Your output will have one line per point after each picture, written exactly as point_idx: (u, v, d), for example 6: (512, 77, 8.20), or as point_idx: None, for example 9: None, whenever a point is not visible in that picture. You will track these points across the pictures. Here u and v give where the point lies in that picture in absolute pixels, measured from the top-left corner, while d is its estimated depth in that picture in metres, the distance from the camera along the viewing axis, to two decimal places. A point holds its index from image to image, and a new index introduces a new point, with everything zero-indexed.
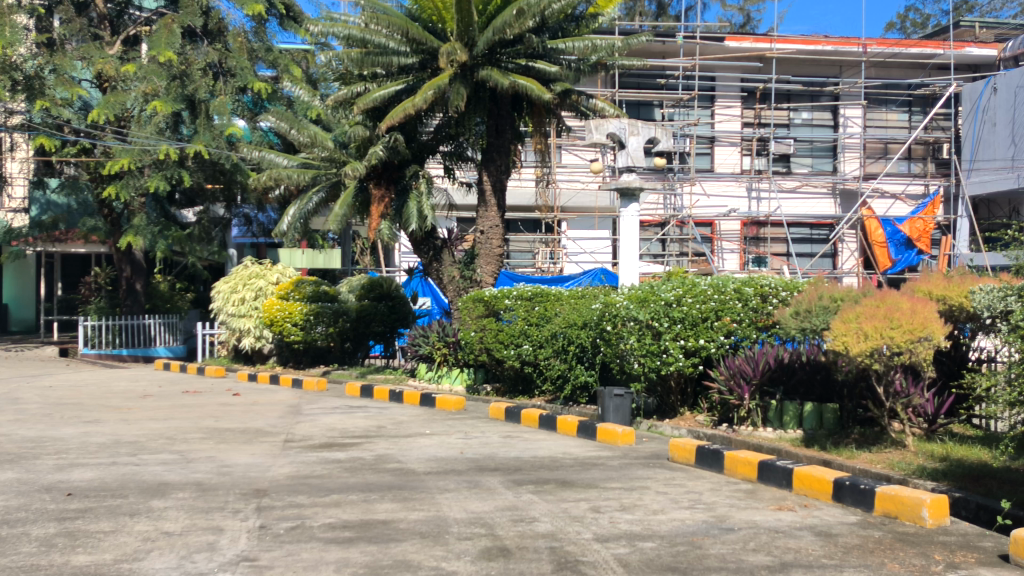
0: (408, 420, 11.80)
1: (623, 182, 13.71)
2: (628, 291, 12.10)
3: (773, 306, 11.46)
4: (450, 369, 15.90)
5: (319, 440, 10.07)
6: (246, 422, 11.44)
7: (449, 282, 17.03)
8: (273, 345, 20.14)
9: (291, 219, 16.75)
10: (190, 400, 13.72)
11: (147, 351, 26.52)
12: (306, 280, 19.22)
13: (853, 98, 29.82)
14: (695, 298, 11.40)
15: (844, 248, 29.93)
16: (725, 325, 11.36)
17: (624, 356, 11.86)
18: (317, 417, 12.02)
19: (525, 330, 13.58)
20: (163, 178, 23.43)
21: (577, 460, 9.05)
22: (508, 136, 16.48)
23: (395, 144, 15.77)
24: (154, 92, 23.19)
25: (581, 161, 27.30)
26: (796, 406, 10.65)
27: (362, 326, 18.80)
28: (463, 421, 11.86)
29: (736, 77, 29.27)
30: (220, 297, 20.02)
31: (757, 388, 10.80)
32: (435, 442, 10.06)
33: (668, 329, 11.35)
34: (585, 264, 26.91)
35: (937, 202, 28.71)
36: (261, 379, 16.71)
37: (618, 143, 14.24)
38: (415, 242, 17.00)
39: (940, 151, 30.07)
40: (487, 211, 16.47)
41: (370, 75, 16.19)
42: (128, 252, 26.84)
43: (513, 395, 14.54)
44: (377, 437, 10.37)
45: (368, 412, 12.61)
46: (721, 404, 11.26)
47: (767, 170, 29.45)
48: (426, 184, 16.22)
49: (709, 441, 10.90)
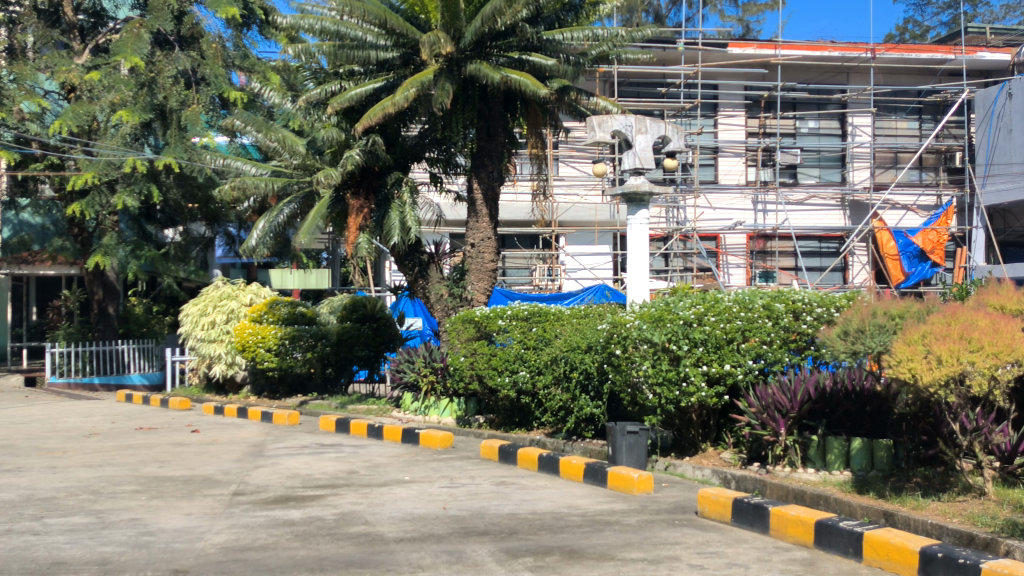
0: (385, 462, 10.13)
1: (631, 186, 12.10)
2: (639, 309, 10.47)
3: (808, 324, 9.98)
4: (438, 399, 14.23)
5: (273, 493, 8.38)
6: (195, 468, 9.76)
7: (436, 301, 15.31)
8: (247, 372, 18.45)
9: (261, 232, 15.04)
10: (140, 440, 12.04)
11: (120, 378, 24.80)
12: (280, 301, 17.68)
13: (861, 105, 28.26)
14: (719, 317, 9.86)
15: (854, 262, 28.23)
16: (753, 348, 9.81)
17: (637, 385, 10.20)
18: (280, 460, 10.34)
19: (520, 355, 11.90)
20: (131, 193, 21.90)
21: (586, 518, 7.36)
22: (501, 139, 14.97)
23: (374, 147, 14.21)
24: (122, 101, 21.69)
25: (581, 173, 25.68)
26: (843, 441, 9.03)
27: (345, 349, 17.05)
28: (450, 463, 10.18)
29: (739, 85, 27.71)
30: (189, 320, 18.29)
31: (795, 421, 9.19)
32: (414, 493, 8.39)
33: (687, 353, 9.78)
34: (585, 281, 25.33)
35: (950, 212, 27.40)
36: (228, 413, 15.01)
37: (624, 143, 12.59)
38: (398, 256, 15.35)
39: (952, 160, 28.44)
40: (477, 222, 14.86)
41: (346, 73, 14.63)
42: (99, 274, 25.15)
43: (509, 428, 12.85)
44: (344, 486, 8.69)
45: (341, 452, 10.92)
46: (752, 440, 9.67)
47: (773, 182, 27.91)
48: (409, 193, 14.62)
49: (738, 484, 9.29)
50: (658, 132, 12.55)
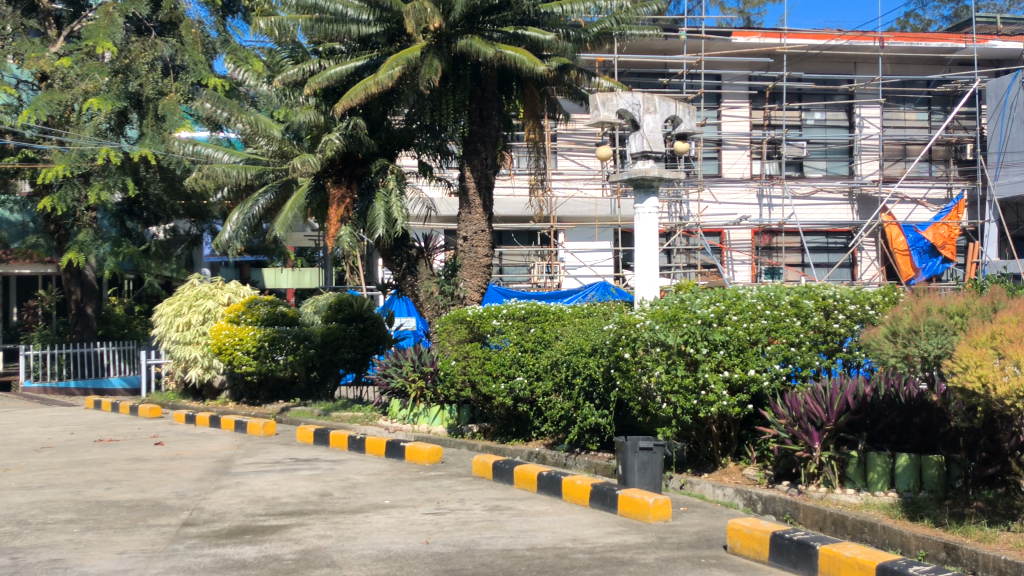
0: (364, 482, 8.94)
1: (637, 171, 10.92)
2: (649, 308, 9.30)
3: (839, 322, 9.03)
4: (428, 406, 13.04)
5: (228, 524, 7.18)
6: (146, 491, 8.56)
7: (426, 299, 14.18)
8: (225, 377, 17.24)
9: (234, 224, 13.91)
10: (95, 454, 10.85)
11: (98, 382, 23.33)
12: (259, 300, 16.43)
13: (869, 96, 27.08)
14: (741, 315, 8.79)
15: (862, 258, 27.05)
16: (779, 350, 8.77)
17: (648, 393, 9.04)
18: (245, 480, 9.14)
19: (517, 359, 10.75)
20: (106, 186, 20.80)
21: (595, 555, 6.20)
22: (495, 124, 13.82)
23: (356, 130, 13.04)
24: (96, 90, 20.51)
25: (580, 167, 24.49)
26: (887, 457, 7.88)
27: (330, 351, 15.88)
28: (437, 482, 8.98)
29: (743, 75, 26.52)
30: (162, 321, 17.05)
31: (832, 433, 8.07)
32: (393, 523, 7.20)
33: (706, 357, 8.65)
34: (585, 279, 24.17)
35: (960, 206, 26.15)
36: (199, 423, 13.82)
37: (629, 124, 11.39)
38: (385, 251, 14.16)
39: (964, 152, 27.23)
40: (470, 213, 13.65)
41: (326, 51, 13.52)
42: (77, 273, 23.92)
43: (505, 438, 11.67)
44: (313, 514, 7.49)
45: (316, 469, 9.73)
46: (781, 456, 8.56)
47: (778, 175, 26.66)
48: (396, 181, 13.43)
49: (767, 506, 8.17)
50: (667, 113, 11.35)
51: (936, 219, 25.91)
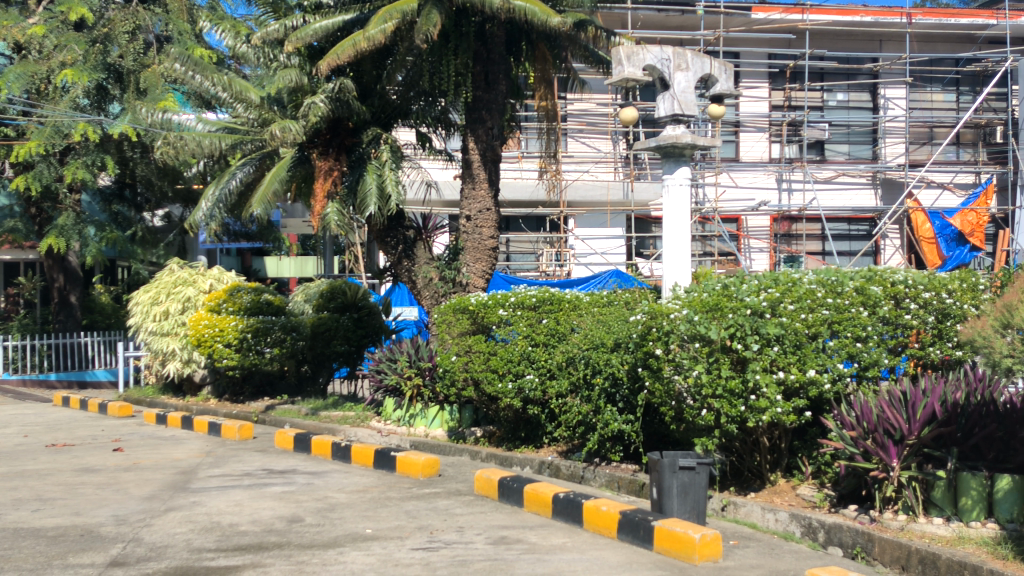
0: (347, 502, 7.48)
1: (668, 137, 9.40)
2: (683, 296, 7.79)
3: (911, 313, 7.63)
4: (426, 407, 11.55)
5: (164, 565, 5.72)
6: (81, 514, 7.10)
7: (423, 286, 12.66)
8: (207, 372, 15.85)
9: (210, 202, 12.68)
10: (41, 464, 9.39)
11: (81, 374, 21.91)
12: (242, 288, 14.98)
13: (895, 76, 25.25)
14: (798, 304, 7.32)
15: (886, 246, 25.38)
16: (841, 346, 7.31)
17: (683, 397, 7.52)
18: (205, 498, 7.68)
19: (527, 354, 9.28)
20: (84, 165, 19.41)
21: None
22: (502, 88, 12.29)
23: (343, 94, 11.62)
24: (72, 60, 19.10)
25: (592, 150, 22.91)
26: (983, 479, 6.39)
27: (321, 344, 14.43)
28: (430, 503, 7.48)
29: (763, 52, 24.82)
30: (138, 310, 15.65)
31: (914, 449, 6.60)
32: (371, 564, 5.72)
33: (756, 355, 7.17)
34: (597, 267, 22.70)
35: (991, 190, 24.02)
36: (171, 423, 12.39)
37: (658, 84, 9.82)
38: (378, 233, 12.74)
39: (994, 135, 25.38)
40: (474, 189, 12.16)
41: (312, 6, 12.11)
42: (60, 259, 22.34)
43: (513, 446, 10.15)
44: (274, 550, 6.03)
45: (290, 484, 8.27)
46: (848, 475, 7.06)
47: (798, 159, 25.04)
48: (389, 152, 11.94)
49: (834, 537, 6.67)
50: (700, 71, 9.74)
51: (964, 206, 23.97)
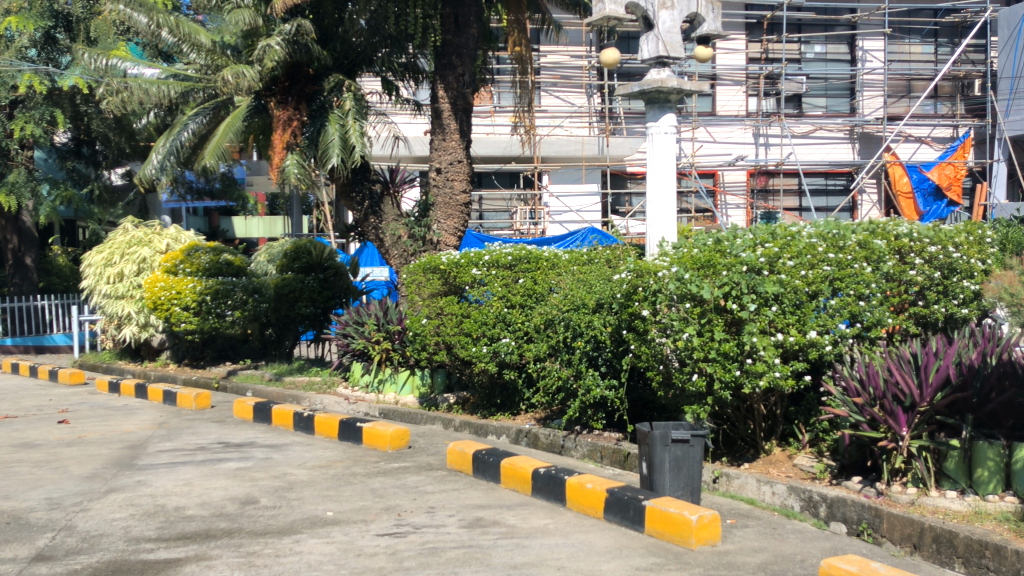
0: (308, 479, 6.84)
1: (651, 81, 8.66)
2: (671, 252, 7.16)
3: (917, 268, 7.08)
4: (395, 372, 10.88)
5: (96, 559, 5.06)
6: (11, 497, 6.41)
7: (392, 245, 11.97)
8: (164, 336, 15.11)
9: (161, 154, 12.16)
10: None
11: (39, 339, 20.95)
12: (201, 248, 14.31)
13: (873, 27, 24.52)
14: (798, 260, 6.72)
15: (862, 202, 24.72)
16: (844, 305, 6.73)
17: (672, 360, 6.92)
18: (151, 476, 7.01)
19: (502, 317, 8.67)
20: (32, 119, 18.37)
21: None
22: (474, 33, 11.49)
23: (302, 36, 10.79)
24: (18, 8, 18.01)
25: (567, 105, 22.08)
26: (1001, 449, 5.87)
27: (286, 306, 13.62)
28: (399, 480, 6.86)
29: (739, 2, 24.01)
30: (91, 272, 14.88)
31: (926, 416, 6.06)
32: (331, 554, 5.10)
33: (753, 316, 6.56)
34: (571, 225, 22.00)
35: (968, 144, 23.68)
36: (124, 392, 11.67)
37: (642, 24, 9.10)
38: (343, 187, 12.03)
39: (972, 88, 24.73)
40: (444, 139, 11.43)
41: None
42: (13, 219, 21.30)
43: (489, 413, 9.56)
44: (223, 539, 5.38)
45: (246, 459, 7.61)
46: (852, 445, 6.52)
47: (776, 113, 24.34)
48: (353, 101, 11.16)
49: (840, 512, 6.12)
50: (686, 10, 9.05)
51: (942, 159, 23.60)
